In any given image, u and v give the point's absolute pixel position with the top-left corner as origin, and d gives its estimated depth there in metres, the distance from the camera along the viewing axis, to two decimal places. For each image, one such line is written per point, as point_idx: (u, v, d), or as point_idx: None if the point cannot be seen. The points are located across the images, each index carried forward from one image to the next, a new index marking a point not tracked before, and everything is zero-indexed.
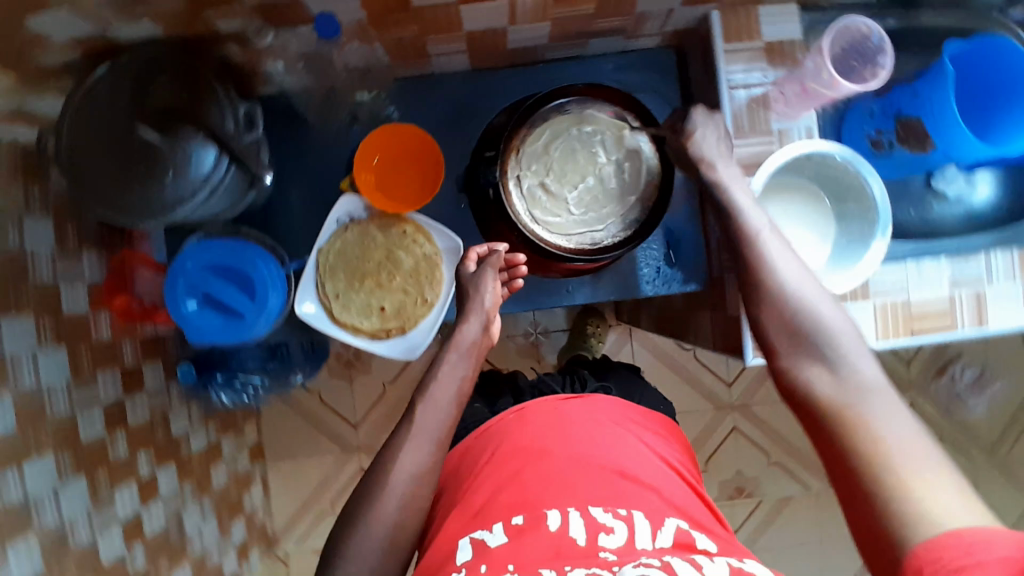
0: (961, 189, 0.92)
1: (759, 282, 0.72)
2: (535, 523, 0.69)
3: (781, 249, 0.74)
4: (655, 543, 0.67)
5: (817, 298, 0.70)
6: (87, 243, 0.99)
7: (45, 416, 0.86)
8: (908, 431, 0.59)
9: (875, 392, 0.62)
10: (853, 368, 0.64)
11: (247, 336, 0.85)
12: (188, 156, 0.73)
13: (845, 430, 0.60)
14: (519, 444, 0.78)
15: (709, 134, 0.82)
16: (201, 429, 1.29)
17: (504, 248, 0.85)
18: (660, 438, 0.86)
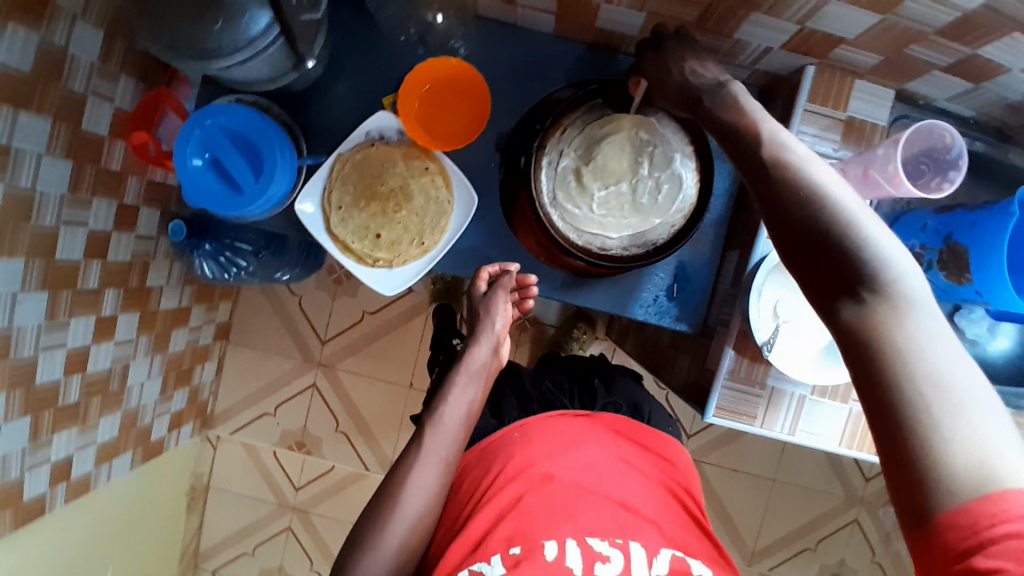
0: (981, 333, 0.89)
1: (775, 196, 0.56)
2: (532, 553, 0.67)
3: (800, 149, 0.58)
4: (650, 571, 0.68)
5: (842, 201, 0.53)
6: (128, 67, 0.98)
7: (29, 221, 0.85)
8: (960, 361, 0.48)
9: (918, 319, 0.49)
10: (889, 287, 0.50)
11: (236, 213, 0.83)
12: (243, 13, 0.70)
13: (874, 365, 0.49)
14: (522, 467, 0.76)
15: (713, 73, 0.67)
16: (176, 288, 1.29)
17: (516, 270, 0.87)
18: (664, 464, 0.84)
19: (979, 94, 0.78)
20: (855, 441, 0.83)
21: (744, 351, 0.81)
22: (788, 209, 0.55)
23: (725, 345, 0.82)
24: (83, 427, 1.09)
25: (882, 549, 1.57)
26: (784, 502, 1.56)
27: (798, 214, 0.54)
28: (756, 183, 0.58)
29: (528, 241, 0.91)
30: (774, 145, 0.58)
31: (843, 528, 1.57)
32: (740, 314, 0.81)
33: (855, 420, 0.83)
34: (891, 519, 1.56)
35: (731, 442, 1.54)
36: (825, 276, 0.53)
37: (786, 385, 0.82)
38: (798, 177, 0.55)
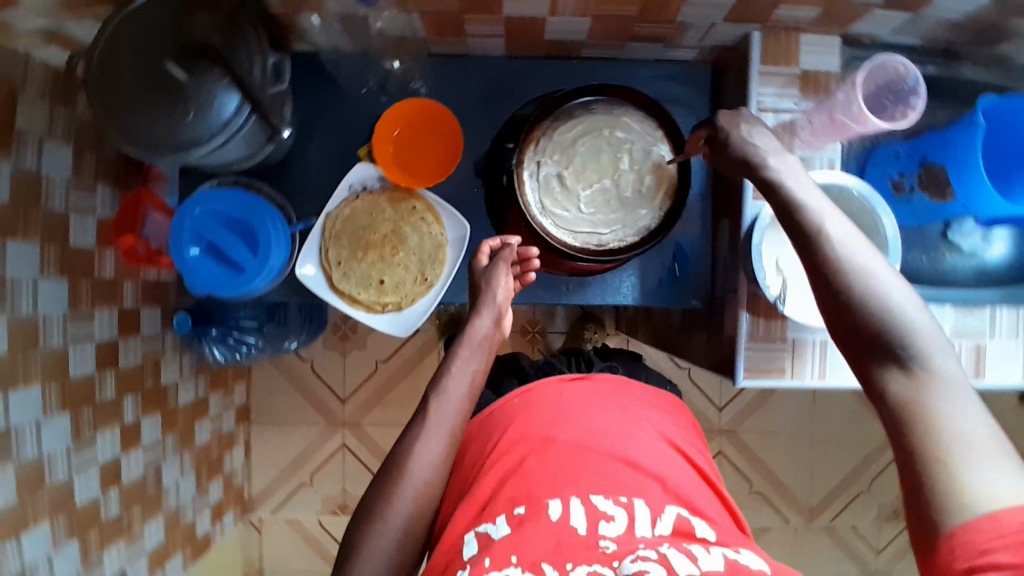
0: (976, 243, 0.92)
1: (836, 274, 0.62)
2: (536, 514, 0.64)
3: (851, 233, 0.64)
4: (655, 530, 0.64)
5: (893, 288, 0.60)
6: (103, 177, 1.00)
7: (38, 345, 0.87)
8: (979, 418, 0.54)
9: (956, 394, 0.55)
10: (934, 368, 0.56)
11: (242, 291, 0.84)
12: (210, 99, 0.73)
13: (911, 426, 0.55)
14: (524, 433, 0.74)
15: (765, 141, 0.72)
16: (191, 381, 1.29)
17: (516, 241, 0.87)
18: (670, 423, 0.81)
19: (920, 22, 0.81)
20: None
21: (757, 312, 0.83)
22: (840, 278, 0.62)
23: (739, 310, 0.83)
24: (129, 539, 1.09)
25: None
26: (828, 452, 1.57)
27: (854, 294, 0.60)
28: (802, 249, 0.65)
29: (528, 241, 0.91)
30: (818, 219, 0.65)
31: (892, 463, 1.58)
32: (745, 277, 0.82)
33: None
34: None
35: (763, 406, 1.55)
36: (875, 354, 0.59)
37: (806, 334, 0.83)
38: (849, 259, 0.62)
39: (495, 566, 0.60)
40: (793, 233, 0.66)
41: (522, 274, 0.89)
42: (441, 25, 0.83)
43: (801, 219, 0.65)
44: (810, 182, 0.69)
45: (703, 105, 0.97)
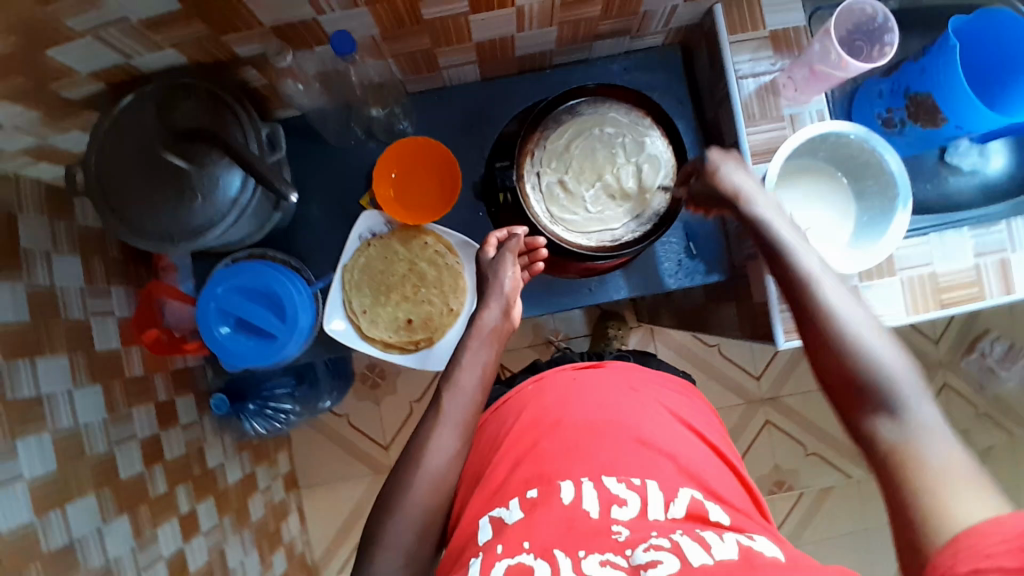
0: (975, 162, 0.92)
1: (828, 325, 0.66)
2: (549, 496, 0.65)
3: (843, 291, 0.68)
4: (668, 514, 0.63)
5: (883, 343, 0.64)
6: (114, 278, 1.00)
7: (84, 455, 0.87)
8: (959, 458, 0.56)
9: (939, 438, 0.58)
10: (918, 417, 0.60)
11: (277, 358, 0.86)
12: (215, 181, 0.75)
13: (898, 468, 0.58)
14: (538, 418, 0.77)
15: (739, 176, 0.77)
16: (235, 459, 1.29)
17: (523, 231, 0.85)
18: (684, 404, 0.82)
19: None
20: (919, 304, 0.87)
21: None
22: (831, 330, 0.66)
23: (763, 274, 0.84)
24: None
25: (981, 398, 1.58)
26: None
27: (846, 344, 0.64)
28: (796, 306, 0.70)
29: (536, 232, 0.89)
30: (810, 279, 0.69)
31: (938, 396, 1.57)
32: None
33: (909, 286, 0.87)
34: (975, 368, 1.57)
35: (798, 365, 1.56)
36: (863, 404, 0.62)
37: None
38: (836, 312, 0.66)
39: (507, 553, 0.59)
40: (789, 292, 0.71)
41: (531, 264, 0.88)
42: (416, 63, 0.85)
43: (793, 275, 0.70)
44: (799, 234, 0.73)
45: (677, 89, 0.96)
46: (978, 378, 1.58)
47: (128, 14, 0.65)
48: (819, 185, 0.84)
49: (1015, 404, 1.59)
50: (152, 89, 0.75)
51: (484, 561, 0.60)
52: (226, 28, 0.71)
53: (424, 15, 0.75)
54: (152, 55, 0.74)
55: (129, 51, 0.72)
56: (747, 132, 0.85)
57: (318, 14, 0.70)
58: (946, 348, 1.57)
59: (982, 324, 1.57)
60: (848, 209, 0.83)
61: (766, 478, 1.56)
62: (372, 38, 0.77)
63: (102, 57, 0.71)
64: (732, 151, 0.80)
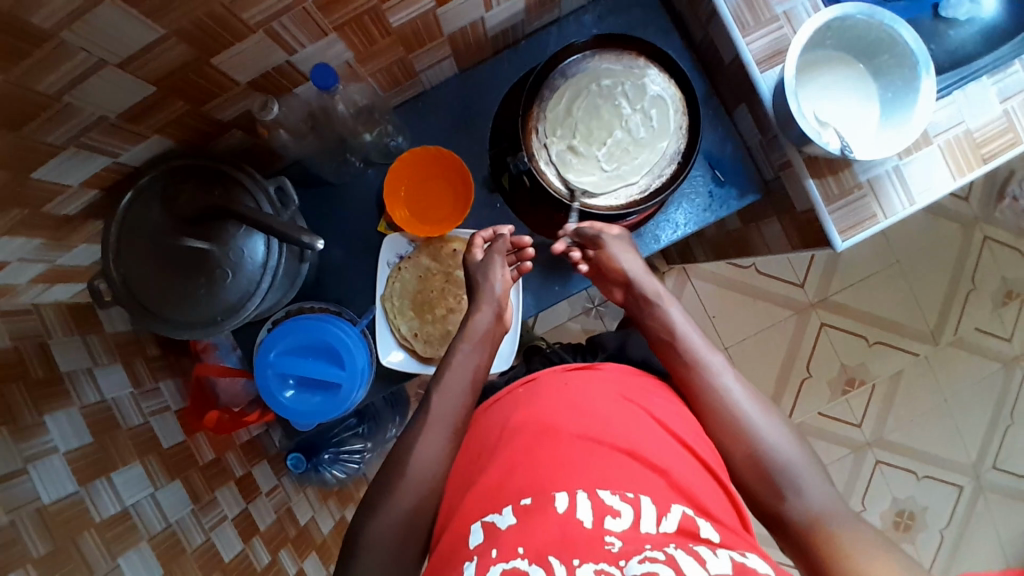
0: (970, 10, 0.88)
1: (727, 414, 0.74)
2: (543, 506, 0.58)
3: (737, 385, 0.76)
4: (659, 528, 0.57)
5: (774, 435, 0.72)
6: (159, 373, 0.98)
7: (186, 550, 0.85)
8: (859, 530, 0.63)
9: (839, 515, 0.65)
10: (815, 494, 0.68)
11: (347, 405, 0.84)
12: (240, 251, 0.75)
13: (816, 542, 0.64)
14: (529, 422, 0.69)
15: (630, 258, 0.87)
16: (325, 509, 1.27)
17: (507, 232, 0.86)
18: (666, 405, 0.73)
19: None
20: (963, 164, 0.84)
21: (820, 173, 0.81)
22: (727, 420, 0.74)
23: (803, 180, 0.82)
24: None
25: None
26: (918, 270, 1.54)
27: (744, 434, 0.72)
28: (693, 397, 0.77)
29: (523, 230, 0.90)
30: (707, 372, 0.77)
31: (981, 251, 1.55)
32: (792, 146, 0.81)
33: (948, 150, 0.84)
34: (1012, 214, 1.54)
35: (839, 260, 1.53)
36: (774, 491, 0.69)
37: (877, 170, 0.82)
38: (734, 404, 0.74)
39: (501, 557, 0.55)
40: (687, 386, 0.78)
41: (519, 263, 0.89)
42: (393, 75, 0.83)
43: (692, 369, 0.78)
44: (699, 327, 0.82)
45: (657, 15, 0.92)
46: (1016, 223, 1.54)
47: (106, 110, 0.63)
48: (834, 76, 0.80)
49: None
50: (147, 180, 0.73)
51: (478, 566, 0.56)
52: (203, 97, 0.69)
53: (392, 24, 0.72)
54: (136, 147, 0.72)
55: (113, 148, 0.69)
56: (745, 44, 0.81)
57: (291, 55, 0.68)
58: (978, 202, 1.54)
59: (1005, 169, 1.53)
60: (869, 91, 0.80)
61: (837, 379, 1.54)
62: (346, 63, 0.75)
63: (89, 163, 0.69)
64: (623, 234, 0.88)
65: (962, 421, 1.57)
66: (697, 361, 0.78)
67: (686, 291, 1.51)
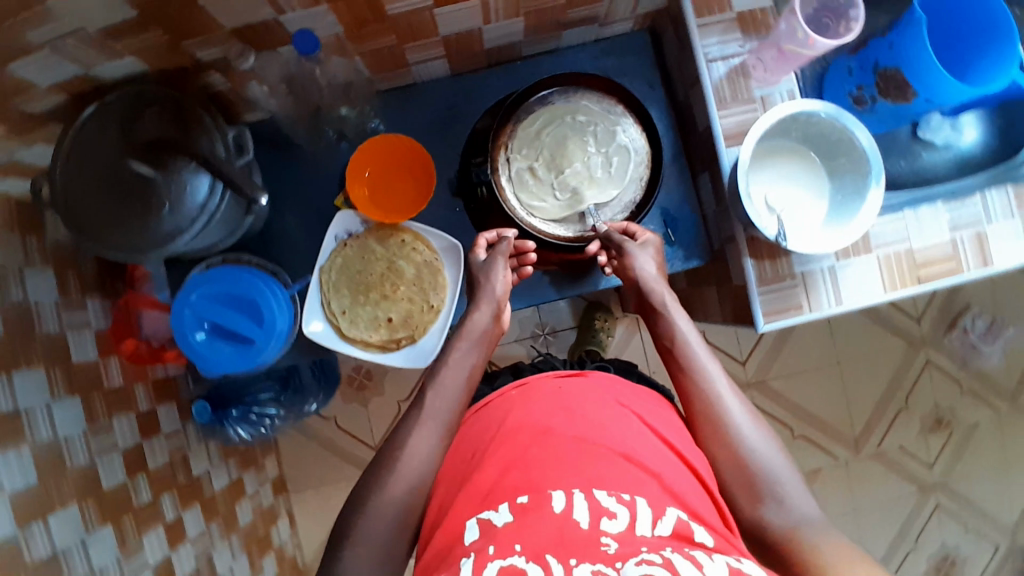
0: (949, 135, 0.92)
1: (716, 418, 0.72)
2: (540, 503, 0.61)
3: (729, 390, 0.74)
4: (655, 531, 0.59)
5: (761, 443, 0.70)
6: (88, 290, 0.97)
7: (66, 467, 0.84)
8: (833, 539, 0.61)
9: (818, 525, 0.63)
10: (802, 507, 0.65)
11: (256, 363, 0.85)
12: (183, 188, 0.74)
13: (791, 551, 0.61)
14: (523, 425, 0.72)
15: (643, 254, 0.83)
16: (222, 466, 1.23)
17: (513, 233, 0.84)
18: (654, 409, 0.77)
19: None
20: (896, 280, 0.88)
21: (760, 256, 0.85)
22: (714, 423, 0.72)
23: (742, 257, 0.85)
24: None
25: (965, 374, 1.60)
26: (858, 377, 1.59)
27: (730, 441, 0.70)
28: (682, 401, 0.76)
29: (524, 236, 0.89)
30: (700, 376, 0.75)
31: (922, 373, 1.59)
32: (740, 224, 0.84)
33: (885, 263, 0.87)
34: (958, 344, 1.59)
35: (784, 348, 1.57)
36: (754, 500, 0.66)
37: (812, 266, 0.86)
38: (723, 409, 0.72)
39: (498, 554, 0.57)
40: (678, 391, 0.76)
41: (519, 267, 0.89)
42: (382, 60, 0.85)
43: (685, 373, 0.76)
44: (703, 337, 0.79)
45: (649, 70, 0.96)
46: (962, 355, 1.60)
47: (88, 23, 0.64)
48: (791, 165, 0.84)
49: (1001, 379, 1.61)
50: (114, 98, 0.74)
51: (474, 562, 0.57)
52: (182, 32, 0.70)
53: (388, 11, 0.73)
54: (113, 63, 0.72)
55: (88, 60, 0.70)
56: (720, 116, 0.85)
57: (279, 14, 0.70)
58: (930, 325, 1.59)
59: (962, 301, 1.58)
60: (823, 188, 0.84)
61: None
62: (336, 36, 0.76)
63: (63, 69, 0.70)
64: (647, 240, 0.85)
65: (869, 530, 1.59)
66: (692, 364, 0.76)
67: (633, 343, 1.49)
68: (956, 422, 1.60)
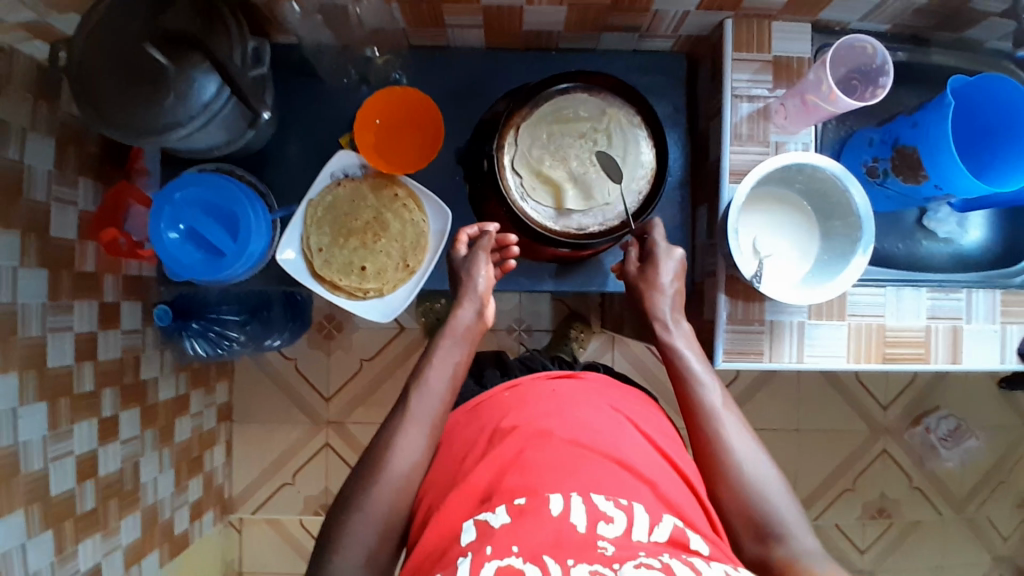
0: (952, 230, 0.94)
1: (721, 457, 0.72)
2: (537, 505, 0.59)
3: (737, 430, 0.73)
4: (650, 537, 0.58)
5: (767, 481, 0.70)
6: (85, 170, 0.95)
7: (16, 335, 0.83)
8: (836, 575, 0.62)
9: (822, 561, 0.63)
10: (804, 546, 0.65)
11: (221, 276, 0.85)
12: (191, 82, 0.74)
13: None
14: (522, 424, 0.69)
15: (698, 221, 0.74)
16: (172, 378, 1.21)
17: (493, 228, 0.85)
18: (643, 411, 0.78)
19: (886, 10, 0.83)
20: (861, 353, 0.88)
21: (735, 295, 0.86)
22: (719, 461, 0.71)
23: (717, 292, 0.86)
24: (106, 534, 1.01)
25: (918, 472, 1.60)
26: (814, 449, 1.58)
27: (735, 483, 0.70)
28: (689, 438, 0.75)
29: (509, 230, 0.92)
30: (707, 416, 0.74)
31: (876, 460, 1.59)
32: (723, 259, 0.85)
33: (855, 333, 0.88)
34: (918, 441, 1.60)
35: (749, 403, 1.56)
36: (759, 536, 0.67)
37: (783, 317, 0.86)
38: (730, 450, 0.72)
39: (496, 555, 0.55)
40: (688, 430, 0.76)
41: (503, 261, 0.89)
42: (419, 15, 0.85)
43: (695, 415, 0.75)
44: (713, 375, 0.78)
45: (678, 93, 0.97)
46: (919, 453, 1.60)
47: None
48: (787, 215, 0.85)
49: (954, 487, 1.61)
50: None
51: (471, 562, 0.55)
52: None
53: None
54: None
55: None
56: (732, 152, 0.86)
57: None
58: (894, 417, 1.59)
59: (932, 400, 1.59)
60: (811, 247, 0.85)
61: None
62: None
63: None
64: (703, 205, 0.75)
65: None
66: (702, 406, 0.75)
67: (603, 359, 1.49)
68: (898, 516, 1.60)
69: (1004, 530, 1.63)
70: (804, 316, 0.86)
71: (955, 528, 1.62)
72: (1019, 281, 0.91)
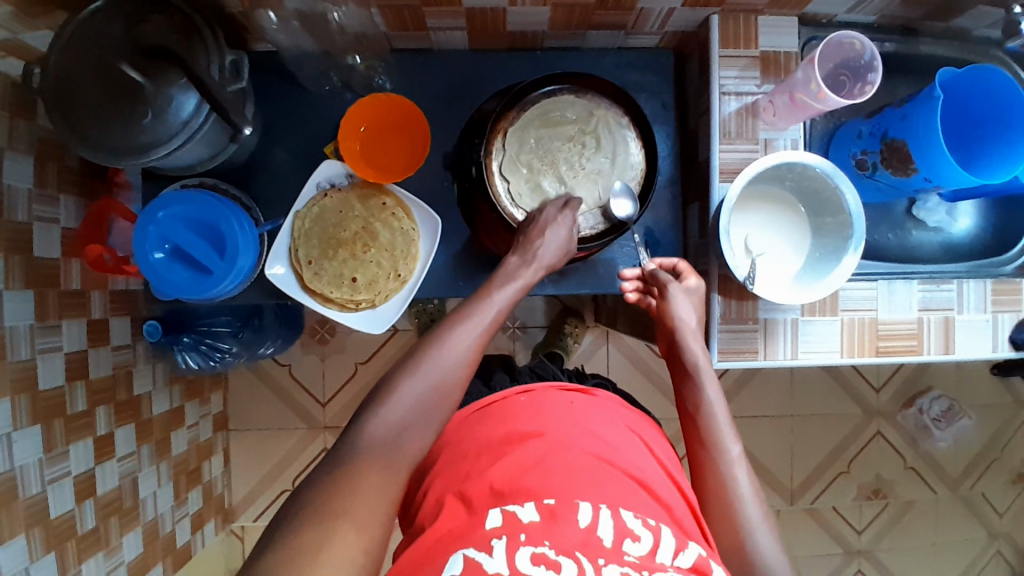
0: (942, 219, 0.94)
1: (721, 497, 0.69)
2: (566, 511, 0.59)
3: (743, 473, 0.70)
4: (674, 562, 0.57)
5: (763, 535, 0.66)
6: (66, 186, 0.93)
7: (5, 359, 0.81)
8: None
9: None
10: None
11: (210, 294, 0.84)
12: (169, 100, 0.73)
13: None
14: (546, 432, 0.69)
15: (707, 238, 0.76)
16: (165, 391, 1.20)
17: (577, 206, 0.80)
18: (653, 436, 0.77)
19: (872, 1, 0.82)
20: (855, 346, 0.88)
21: (728, 294, 0.86)
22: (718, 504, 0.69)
23: (710, 292, 0.86)
24: (108, 552, 1.01)
25: (913, 452, 1.62)
26: (810, 434, 1.59)
27: (731, 531, 0.67)
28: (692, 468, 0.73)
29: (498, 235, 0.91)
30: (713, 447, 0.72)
31: (871, 441, 1.61)
32: (715, 259, 0.84)
33: (848, 328, 0.88)
34: (911, 422, 1.61)
35: (743, 391, 1.57)
36: None
37: (776, 314, 0.86)
38: (730, 492, 0.69)
39: (530, 543, 0.56)
40: (692, 457, 0.73)
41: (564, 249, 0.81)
42: (402, 19, 0.83)
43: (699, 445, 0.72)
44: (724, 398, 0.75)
45: (666, 89, 0.96)
46: (912, 433, 1.62)
47: None
48: (780, 214, 0.85)
49: (947, 465, 1.63)
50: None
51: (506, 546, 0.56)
52: None
53: None
54: None
55: None
56: (722, 150, 0.85)
57: None
58: (887, 399, 1.61)
59: (925, 381, 1.60)
60: (803, 245, 0.84)
61: None
62: None
63: None
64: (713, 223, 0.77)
65: None
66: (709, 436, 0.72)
67: (598, 353, 1.49)
68: (894, 496, 1.62)
69: (999, 506, 1.66)
70: (796, 315, 0.87)
71: (951, 505, 1.64)
72: (1008, 270, 0.92)
